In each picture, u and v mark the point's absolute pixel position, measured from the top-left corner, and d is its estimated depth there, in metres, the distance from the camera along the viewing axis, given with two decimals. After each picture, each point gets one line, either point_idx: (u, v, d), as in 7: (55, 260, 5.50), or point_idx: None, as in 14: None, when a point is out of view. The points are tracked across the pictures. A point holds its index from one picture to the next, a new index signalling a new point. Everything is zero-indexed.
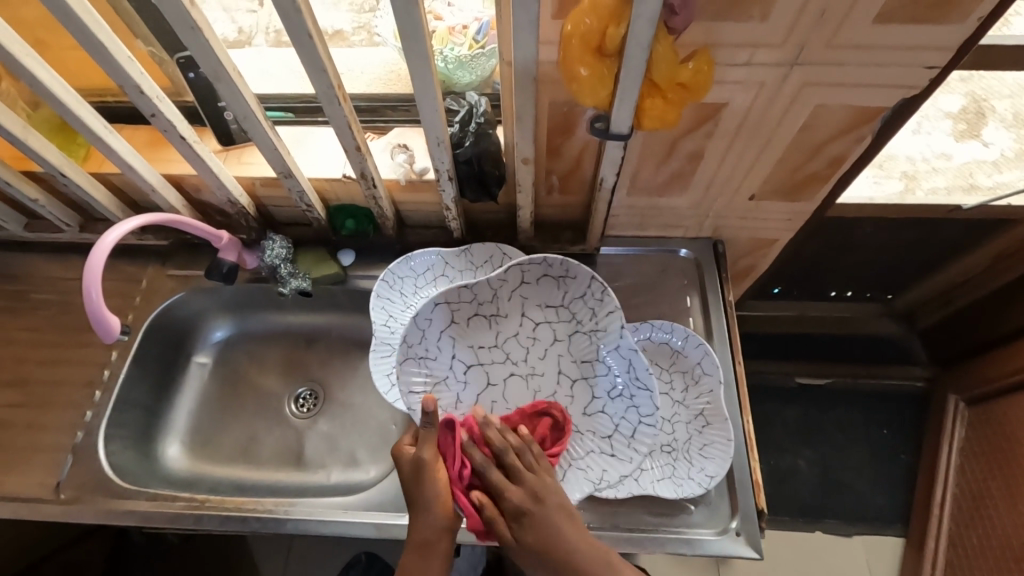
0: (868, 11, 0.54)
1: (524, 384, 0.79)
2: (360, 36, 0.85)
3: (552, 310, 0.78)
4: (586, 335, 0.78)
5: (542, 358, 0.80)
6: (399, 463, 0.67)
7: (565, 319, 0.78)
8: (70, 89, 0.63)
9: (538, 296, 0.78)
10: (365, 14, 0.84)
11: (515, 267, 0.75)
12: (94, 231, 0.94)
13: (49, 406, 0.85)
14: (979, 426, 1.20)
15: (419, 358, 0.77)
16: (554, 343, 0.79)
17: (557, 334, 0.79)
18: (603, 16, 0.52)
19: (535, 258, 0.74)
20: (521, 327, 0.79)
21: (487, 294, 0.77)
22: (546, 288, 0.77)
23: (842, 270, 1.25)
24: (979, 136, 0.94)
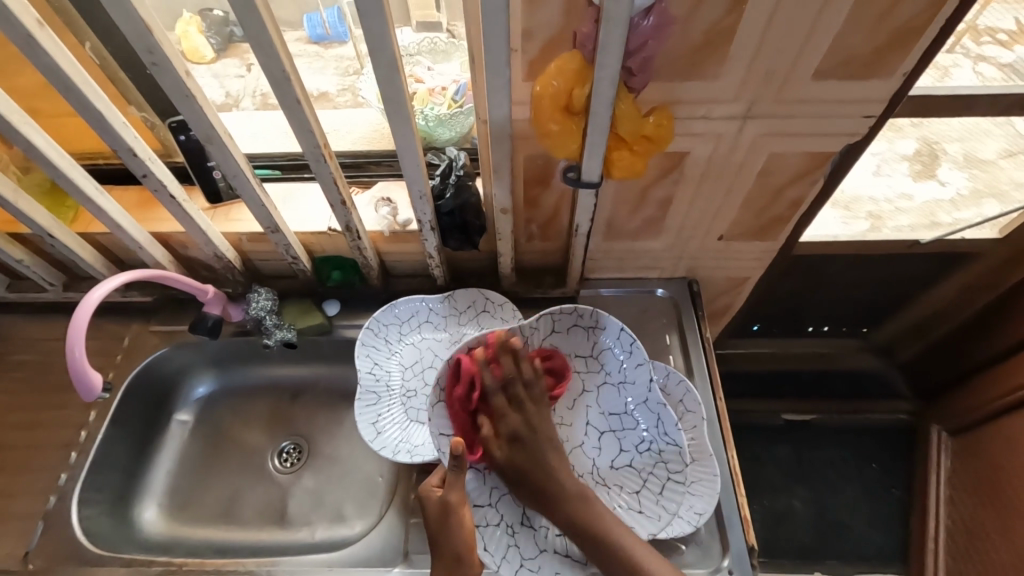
0: (807, 70, 0.60)
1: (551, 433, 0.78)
2: (345, 96, 0.91)
3: (584, 360, 0.79)
4: (614, 387, 0.77)
5: (570, 409, 0.79)
6: (423, 502, 0.66)
7: (594, 369, 0.78)
8: (65, 154, 0.66)
9: (567, 346, 0.78)
10: (350, 76, 0.91)
11: (547, 316, 0.76)
12: (78, 290, 0.94)
13: (22, 471, 0.83)
14: (965, 456, 1.22)
15: None
16: (584, 393, 0.79)
17: (586, 385, 0.79)
18: (568, 78, 0.57)
19: (568, 308, 0.75)
20: None
21: (522, 341, 0.77)
22: (577, 338, 0.78)
23: (816, 307, 1.29)
24: (935, 176, 1.03)
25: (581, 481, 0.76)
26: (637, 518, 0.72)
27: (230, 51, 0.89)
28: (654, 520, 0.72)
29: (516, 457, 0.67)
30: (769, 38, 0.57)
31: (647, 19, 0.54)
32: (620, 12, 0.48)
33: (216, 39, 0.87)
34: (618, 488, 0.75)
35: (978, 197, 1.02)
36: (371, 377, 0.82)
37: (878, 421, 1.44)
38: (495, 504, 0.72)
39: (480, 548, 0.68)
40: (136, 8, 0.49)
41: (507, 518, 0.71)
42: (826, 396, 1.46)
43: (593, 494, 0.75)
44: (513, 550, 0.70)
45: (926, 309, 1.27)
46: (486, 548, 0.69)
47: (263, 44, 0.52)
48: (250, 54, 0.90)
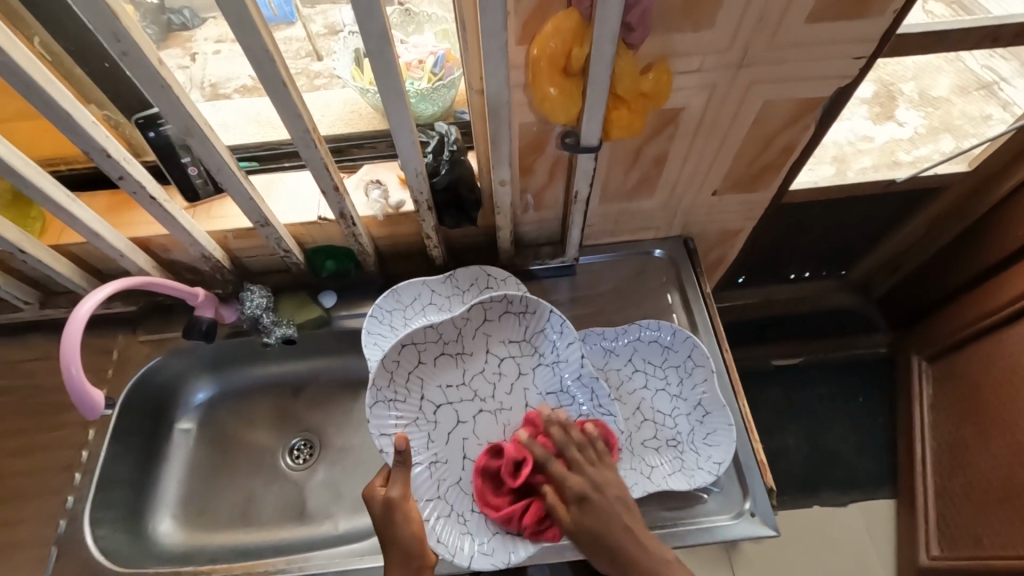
0: (801, 12, 0.59)
1: (493, 420, 0.78)
2: (300, 82, 0.87)
3: (518, 344, 0.80)
4: (549, 368, 0.79)
5: (508, 393, 0.79)
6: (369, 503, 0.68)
7: (529, 352, 0.80)
8: (30, 161, 0.61)
9: (501, 333, 0.80)
10: (302, 60, 0.87)
11: (478, 305, 0.77)
12: (56, 305, 0.90)
13: (25, 498, 0.79)
14: (946, 381, 1.29)
15: (388, 401, 0.74)
16: (519, 377, 0.80)
17: (521, 368, 0.80)
18: (565, 38, 0.55)
19: (497, 296, 0.76)
20: (487, 364, 0.79)
21: (452, 333, 0.77)
22: (510, 324, 0.79)
23: (799, 252, 1.32)
24: (893, 118, 1.04)
25: None
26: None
27: (171, 40, 0.83)
28: None
29: (586, 519, 0.65)
30: None
31: None
32: None
33: (153, 30, 0.81)
34: None
35: (933, 135, 1.04)
36: None
37: (859, 356, 1.51)
38: (443, 497, 0.73)
39: (432, 540, 0.69)
40: None
41: (456, 508, 0.73)
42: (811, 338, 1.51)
43: None
44: (467, 537, 0.70)
45: (902, 245, 1.31)
46: (439, 538, 0.69)
47: (241, 23, 0.48)
48: (192, 43, 0.84)
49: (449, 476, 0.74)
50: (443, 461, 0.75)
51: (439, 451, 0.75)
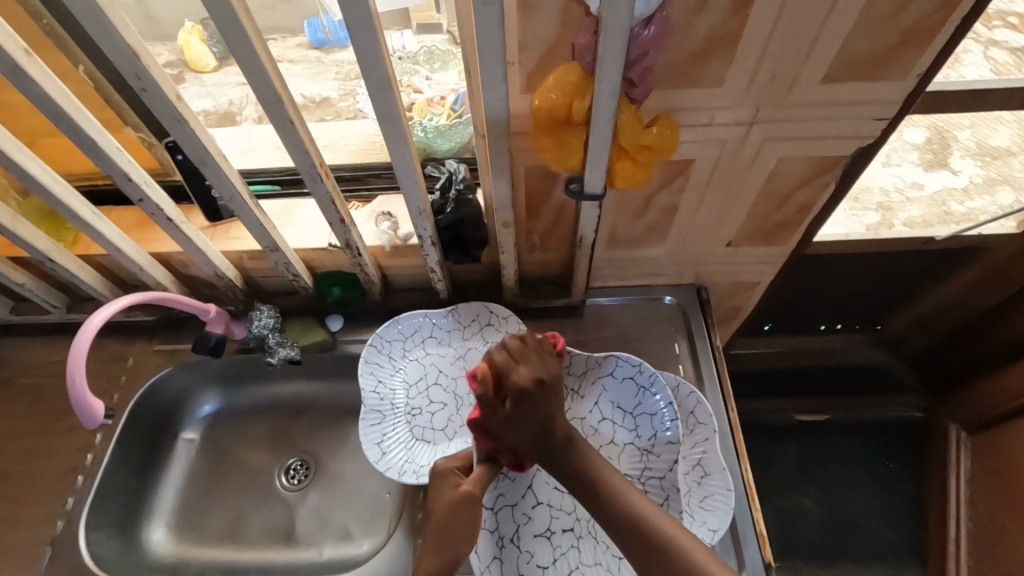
0: (814, 74, 0.58)
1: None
2: (346, 102, 0.90)
3: (623, 413, 0.79)
4: (642, 450, 0.77)
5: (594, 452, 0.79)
6: (437, 489, 0.67)
7: (628, 426, 0.79)
8: (61, 181, 0.65)
9: (615, 394, 0.80)
10: (350, 82, 0.90)
11: (613, 358, 0.79)
12: (82, 311, 0.94)
13: (31, 495, 0.83)
14: (983, 455, 1.18)
15: None
16: (613, 444, 0.79)
17: (615, 437, 0.79)
18: (566, 91, 0.55)
19: (633, 359, 0.78)
20: (590, 415, 0.81)
21: (580, 369, 0.81)
22: (626, 390, 0.79)
23: (825, 304, 1.26)
24: (947, 165, 0.98)
25: (578, 524, 0.74)
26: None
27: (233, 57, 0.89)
28: None
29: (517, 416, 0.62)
30: (774, 41, 0.55)
31: (646, 29, 0.52)
32: (617, 24, 0.46)
33: (218, 48, 0.88)
34: (605, 545, 0.73)
35: (991, 185, 0.97)
36: (375, 396, 0.80)
37: (891, 419, 1.42)
38: (494, 511, 0.73)
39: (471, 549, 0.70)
40: (123, 34, 0.48)
41: (501, 530, 0.73)
42: (839, 394, 1.42)
43: (583, 540, 0.73)
44: (496, 564, 0.71)
45: (942, 304, 1.23)
46: (476, 549, 0.70)
47: (252, 66, 0.51)
48: None
49: (509, 497, 0.75)
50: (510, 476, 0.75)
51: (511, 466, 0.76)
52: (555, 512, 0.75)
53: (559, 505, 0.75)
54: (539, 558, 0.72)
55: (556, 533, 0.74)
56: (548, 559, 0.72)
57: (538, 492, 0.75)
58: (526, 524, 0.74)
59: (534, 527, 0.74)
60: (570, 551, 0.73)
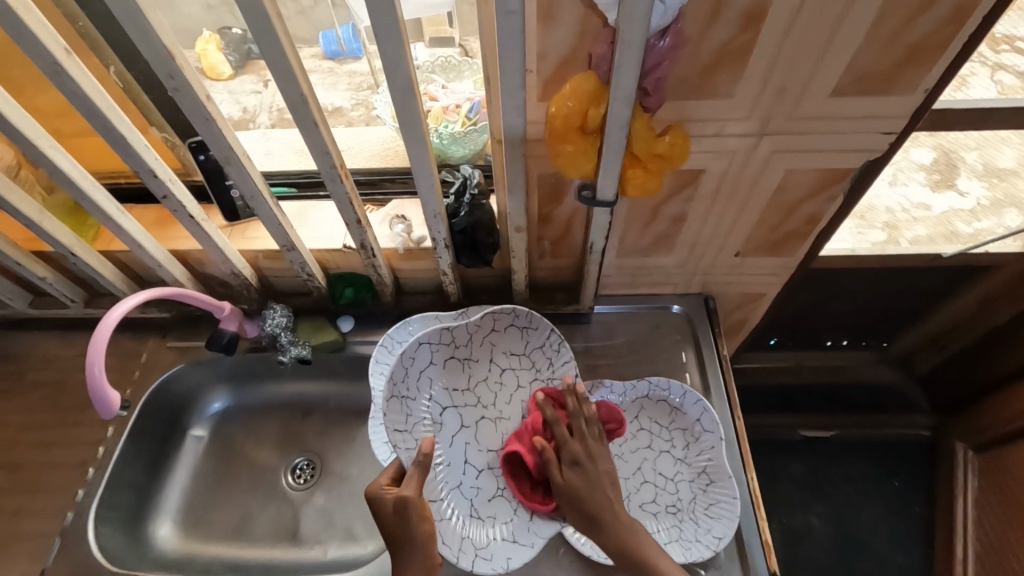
0: (823, 88, 0.60)
1: (493, 428, 0.80)
2: (357, 111, 0.92)
3: (518, 358, 0.82)
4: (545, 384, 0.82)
5: (507, 403, 0.81)
6: (375, 502, 0.66)
7: (527, 366, 0.82)
8: (89, 176, 0.68)
9: (503, 345, 0.82)
10: (363, 91, 0.92)
11: (488, 314, 0.79)
12: (98, 306, 0.96)
13: (42, 488, 0.84)
14: (990, 475, 1.17)
15: (403, 397, 0.76)
16: (518, 389, 0.82)
17: (519, 380, 0.82)
18: (582, 99, 0.57)
19: (506, 307, 0.79)
20: (490, 372, 0.81)
21: (464, 338, 0.79)
22: (513, 338, 0.82)
23: (833, 319, 1.26)
24: (954, 185, 0.99)
25: None
26: None
27: (248, 66, 0.91)
28: None
29: (570, 478, 0.67)
30: (785, 55, 0.57)
31: (662, 40, 0.54)
32: (634, 34, 0.47)
33: (234, 57, 0.88)
34: None
35: (998, 207, 0.97)
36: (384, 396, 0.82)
37: (900, 437, 1.40)
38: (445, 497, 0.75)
39: (440, 541, 0.71)
40: (159, 35, 0.50)
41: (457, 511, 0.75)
42: (846, 411, 1.42)
43: None
44: (468, 541, 0.73)
45: (948, 322, 1.23)
46: (444, 540, 0.71)
47: (281, 70, 0.53)
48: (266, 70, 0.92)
49: (452, 479, 0.77)
50: (443, 462, 0.77)
51: (443, 453, 0.77)
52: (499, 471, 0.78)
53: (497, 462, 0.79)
54: (501, 516, 0.76)
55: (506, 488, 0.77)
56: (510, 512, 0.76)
57: (474, 460, 0.79)
58: (478, 494, 0.77)
59: (486, 492, 0.77)
60: None
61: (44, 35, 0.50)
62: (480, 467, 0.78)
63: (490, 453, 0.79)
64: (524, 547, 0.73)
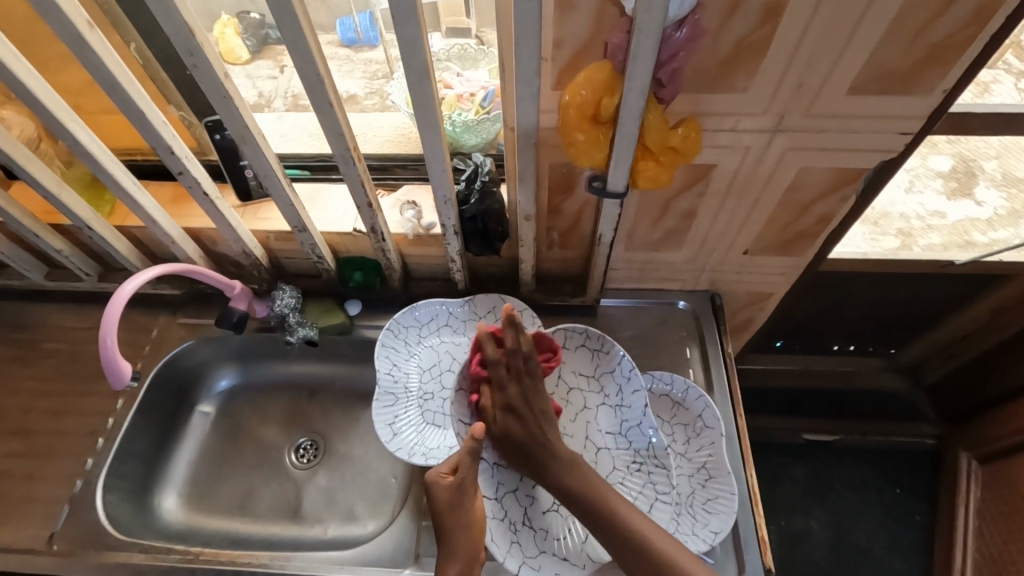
0: (841, 84, 0.59)
1: (554, 440, 0.80)
2: (371, 100, 0.93)
3: (587, 379, 0.82)
4: (612, 408, 0.80)
5: (571, 422, 0.81)
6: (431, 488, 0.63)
7: (595, 389, 0.82)
8: (108, 151, 0.69)
9: (572, 364, 0.83)
10: (377, 81, 0.92)
11: (559, 330, 0.82)
12: (112, 281, 0.98)
13: (53, 456, 0.86)
14: (994, 486, 1.16)
15: (466, 393, 0.77)
16: (584, 410, 0.81)
17: (587, 402, 0.81)
18: (597, 88, 0.57)
19: (578, 326, 0.81)
20: (555, 389, 0.82)
21: None
22: (583, 358, 0.82)
23: (840, 324, 1.26)
24: (971, 195, 0.97)
25: None
26: None
27: (265, 52, 0.91)
28: None
29: (507, 426, 0.68)
30: (803, 50, 0.57)
31: (679, 31, 0.54)
32: (652, 23, 0.47)
33: (252, 41, 0.89)
34: None
35: (1015, 218, 0.96)
36: (389, 379, 0.83)
37: (903, 446, 1.40)
38: (500, 500, 0.75)
39: (487, 538, 0.71)
40: (181, 12, 0.51)
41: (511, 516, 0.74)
42: (851, 417, 1.41)
43: None
44: (516, 547, 0.72)
45: (958, 333, 1.22)
46: (493, 538, 0.72)
47: (299, 50, 0.53)
48: (283, 56, 0.92)
49: (509, 483, 0.76)
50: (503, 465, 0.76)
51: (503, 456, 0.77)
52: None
53: None
54: (555, 532, 0.74)
55: (561, 505, 0.76)
56: (562, 530, 0.74)
57: None
58: (533, 504, 0.75)
59: (542, 503, 0.76)
60: (580, 517, 0.75)
61: (69, 8, 0.51)
62: None
63: None
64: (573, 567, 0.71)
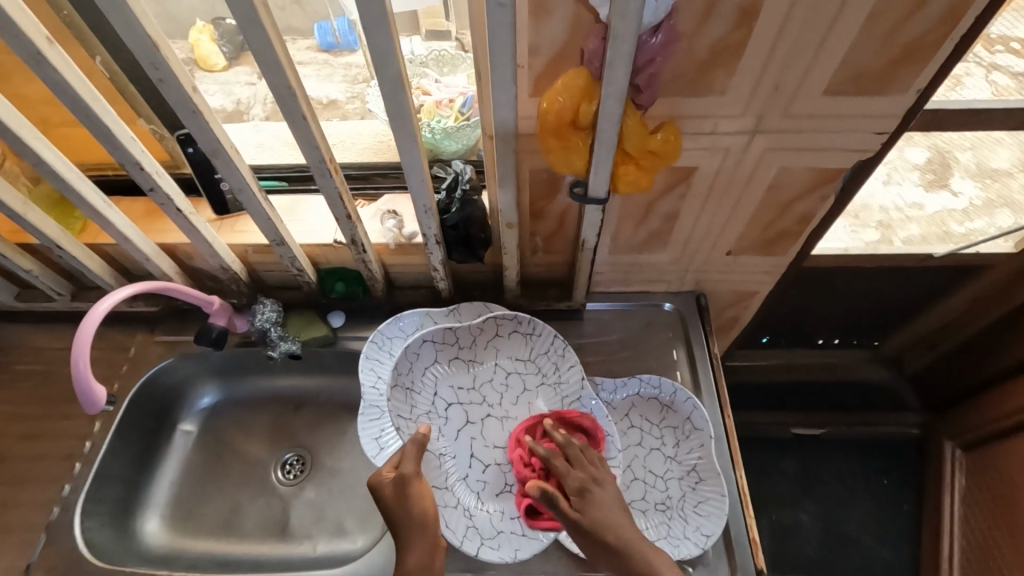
0: (817, 85, 0.59)
1: (498, 426, 0.82)
2: (354, 104, 0.91)
3: (523, 363, 0.84)
4: (551, 387, 0.83)
5: (514, 403, 0.83)
6: (376, 487, 0.67)
7: (533, 371, 0.84)
8: (74, 168, 0.66)
9: (509, 349, 0.84)
10: (359, 85, 0.91)
11: (491, 318, 0.82)
12: (86, 299, 0.95)
13: (28, 482, 0.83)
14: (978, 474, 1.18)
15: (407, 388, 0.80)
16: (524, 391, 0.83)
17: (525, 384, 0.84)
18: (575, 94, 0.57)
19: (508, 312, 0.82)
20: (495, 373, 0.84)
21: (468, 340, 0.83)
22: (518, 343, 0.84)
23: (824, 318, 1.27)
24: (947, 185, 0.99)
25: None
26: None
27: (243, 58, 0.89)
28: None
29: (584, 511, 0.63)
30: (778, 53, 0.57)
31: (654, 37, 0.54)
32: (627, 29, 0.47)
33: (228, 48, 0.87)
34: None
35: (990, 208, 0.98)
36: (374, 391, 0.82)
37: (889, 437, 1.41)
38: (451, 487, 0.77)
39: (443, 525, 0.73)
40: (144, 24, 0.49)
41: (463, 502, 0.76)
42: (838, 409, 1.42)
43: None
44: (471, 531, 0.74)
45: (939, 323, 1.23)
46: (448, 524, 0.74)
47: (269, 62, 0.52)
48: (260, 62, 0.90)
49: (458, 471, 0.79)
50: (449, 454, 0.80)
51: (448, 445, 0.80)
52: (506, 468, 0.80)
53: (505, 458, 0.80)
54: (509, 510, 0.77)
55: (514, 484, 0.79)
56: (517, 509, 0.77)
57: (481, 455, 0.80)
58: (485, 488, 0.78)
59: (493, 487, 0.79)
60: None
61: (25, 22, 0.49)
62: (488, 462, 0.80)
63: (497, 448, 0.81)
64: (533, 539, 0.73)
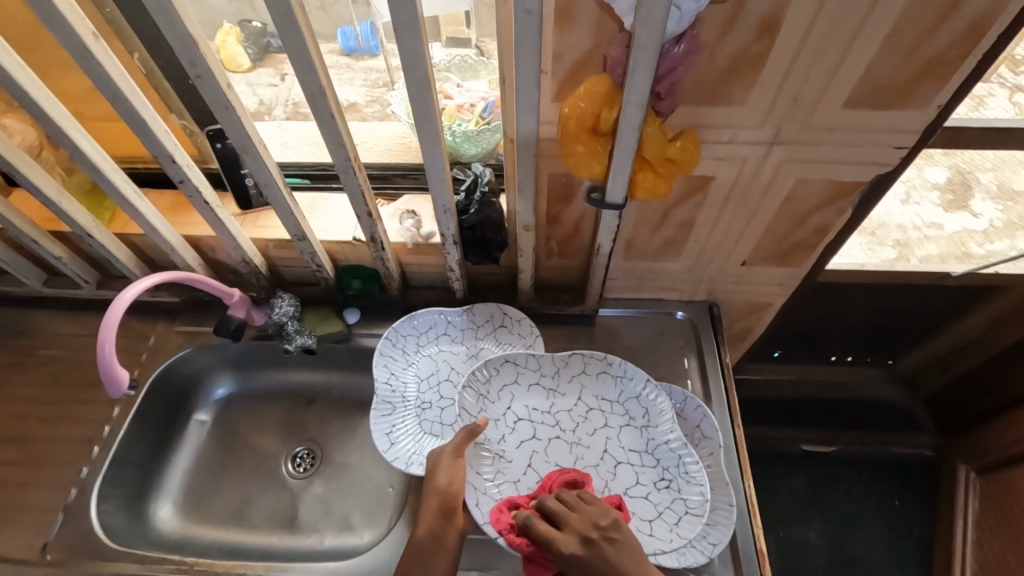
0: (836, 98, 0.60)
1: (567, 450, 0.79)
2: (372, 108, 0.93)
3: (609, 404, 0.81)
4: (637, 430, 0.79)
5: (591, 434, 0.80)
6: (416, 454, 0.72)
7: (619, 413, 0.81)
8: (109, 159, 0.69)
9: (595, 388, 0.82)
10: (378, 89, 0.93)
11: (578, 355, 0.81)
12: (110, 288, 0.98)
13: (48, 463, 0.86)
14: (992, 499, 1.16)
15: (480, 393, 0.80)
16: (604, 427, 0.80)
17: (607, 423, 0.81)
18: (596, 101, 0.58)
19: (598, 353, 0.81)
20: (576, 406, 0.81)
21: (551, 368, 0.82)
22: (605, 384, 0.82)
23: (837, 334, 1.26)
24: (968, 207, 0.98)
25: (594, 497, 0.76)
26: (649, 539, 0.72)
27: (267, 60, 0.91)
28: (665, 544, 0.71)
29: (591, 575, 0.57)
30: (798, 66, 0.57)
31: (676, 47, 0.55)
32: (651, 38, 0.48)
33: (254, 50, 0.89)
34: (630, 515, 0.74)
35: (1012, 230, 0.96)
36: (387, 387, 0.84)
37: (901, 458, 1.39)
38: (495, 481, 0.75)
39: (471, 504, 0.71)
40: (184, 22, 0.51)
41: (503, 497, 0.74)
42: (849, 427, 1.41)
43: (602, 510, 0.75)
44: None
45: (956, 342, 1.22)
46: (478, 506, 0.72)
47: (301, 62, 0.54)
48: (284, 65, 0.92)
49: (510, 475, 0.77)
50: (508, 458, 0.77)
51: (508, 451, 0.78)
52: None
53: None
54: None
55: None
56: None
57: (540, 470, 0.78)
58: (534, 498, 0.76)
59: None
60: None
61: (73, 18, 0.51)
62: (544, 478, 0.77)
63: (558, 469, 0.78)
64: None
